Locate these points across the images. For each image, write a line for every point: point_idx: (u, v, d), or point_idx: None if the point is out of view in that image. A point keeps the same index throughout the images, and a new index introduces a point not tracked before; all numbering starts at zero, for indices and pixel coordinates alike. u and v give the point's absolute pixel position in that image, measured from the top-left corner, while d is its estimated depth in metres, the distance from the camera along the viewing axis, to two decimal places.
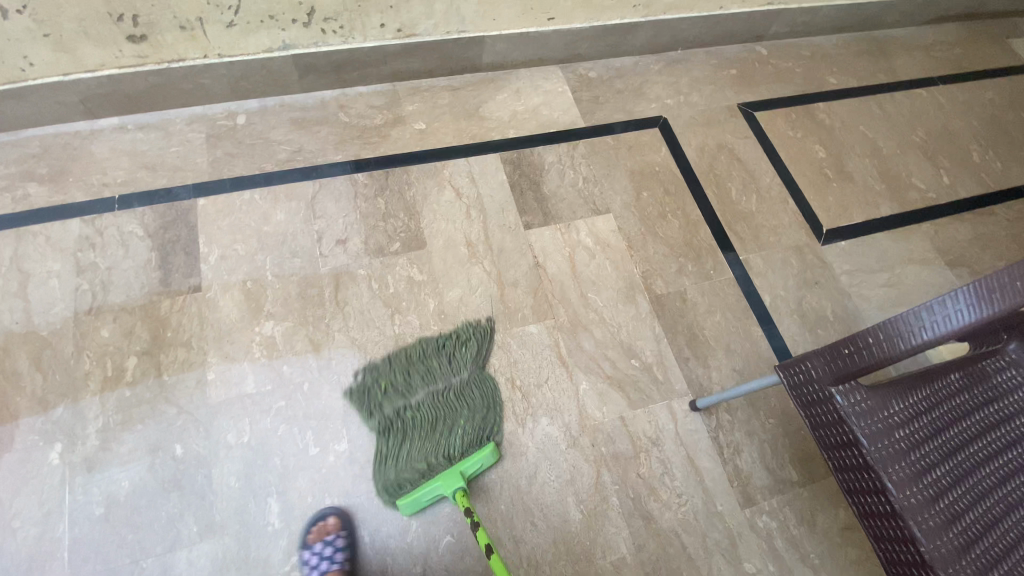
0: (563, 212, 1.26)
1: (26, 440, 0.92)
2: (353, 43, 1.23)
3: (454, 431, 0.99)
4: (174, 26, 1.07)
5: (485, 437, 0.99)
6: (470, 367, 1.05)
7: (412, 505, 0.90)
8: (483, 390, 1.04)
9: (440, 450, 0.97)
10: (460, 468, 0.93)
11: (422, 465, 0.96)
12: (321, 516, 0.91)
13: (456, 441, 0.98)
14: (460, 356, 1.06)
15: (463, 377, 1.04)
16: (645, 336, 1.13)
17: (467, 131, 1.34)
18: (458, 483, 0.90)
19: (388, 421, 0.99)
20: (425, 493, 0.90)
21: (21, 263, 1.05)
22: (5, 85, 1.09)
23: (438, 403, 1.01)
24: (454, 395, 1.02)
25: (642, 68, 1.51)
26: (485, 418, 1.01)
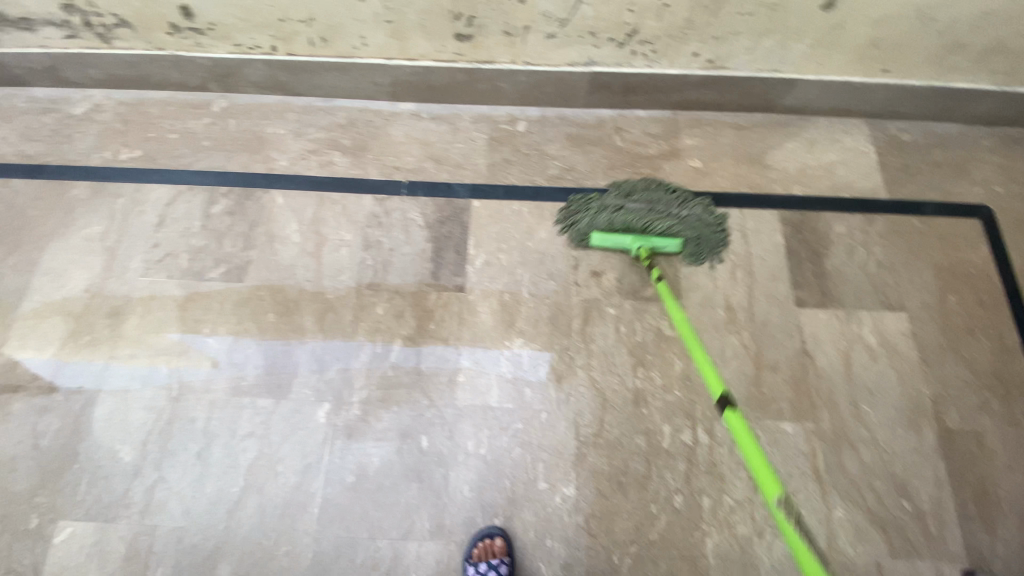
0: (845, 297, 1.09)
1: (300, 391, 1.02)
2: (657, 68, 1.16)
3: (660, 223, 1.07)
4: (499, 30, 1.08)
5: (684, 236, 1.08)
6: (696, 202, 1.09)
7: (601, 241, 1.09)
8: (699, 220, 1.08)
9: (643, 224, 1.08)
10: (651, 240, 1.07)
11: (621, 225, 1.09)
12: (487, 534, 0.91)
13: (658, 224, 1.07)
14: (689, 195, 1.10)
15: (687, 211, 1.08)
16: (925, 475, 0.96)
17: (745, 178, 1.20)
18: (645, 243, 1.07)
19: (604, 198, 1.10)
20: (615, 240, 1.08)
21: (319, 225, 1.15)
22: (336, 58, 1.17)
23: (656, 195, 1.09)
24: (672, 197, 1.09)
25: (969, 140, 1.25)
26: (691, 230, 1.08)
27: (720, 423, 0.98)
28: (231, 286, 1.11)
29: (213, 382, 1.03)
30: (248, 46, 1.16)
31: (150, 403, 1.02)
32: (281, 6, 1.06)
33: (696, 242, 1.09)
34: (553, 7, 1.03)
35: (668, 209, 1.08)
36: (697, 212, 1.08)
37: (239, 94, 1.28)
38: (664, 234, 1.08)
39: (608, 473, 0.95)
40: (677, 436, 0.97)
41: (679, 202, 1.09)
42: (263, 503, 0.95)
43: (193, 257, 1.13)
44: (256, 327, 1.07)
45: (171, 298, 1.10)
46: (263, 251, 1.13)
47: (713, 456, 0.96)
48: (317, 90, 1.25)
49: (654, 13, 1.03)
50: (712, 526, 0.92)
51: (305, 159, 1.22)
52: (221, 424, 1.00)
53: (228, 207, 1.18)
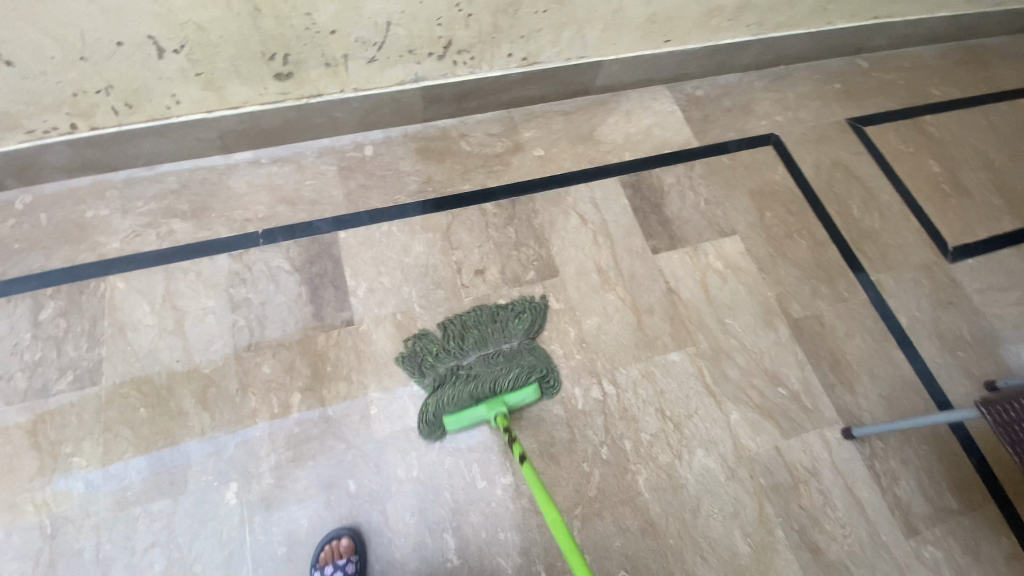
0: (690, 235, 1.24)
1: (200, 479, 0.93)
2: (480, 73, 1.24)
3: (501, 372, 1.01)
4: (320, 63, 1.09)
5: (536, 380, 1.02)
6: (522, 336, 1.08)
7: (456, 423, 0.97)
8: (536, 357, 1.05)
9: (487, 386, 1.00)
10: (504, 399, 0.99)
11: (469, 397, 0.99)
12: (335, 535, 0.90)
13: (507, 381, 1.00)
14: (503, 311, 1.10)
15: (514, 341, 1.07)
16: (789, 362, 1.13)
17: (584, 155, 1.33)
18: (500, 407, 0.97)
19: (438, 368, 1.03)
20: (470, 416, 0.97)
21: (175, 300, 1.06)
22: (150, 123, 1.09)
23: (490, 364, 1.04)
24: (503, 356, 1.05)
25: (747, 85, 1.50)
26: (535, 370, 1.03)
27: (622, 372, 1.07)
28: (85, 392, 0.98)
29: (94, 503, 0.91)
30: (42, 130, 1.05)
31: (18, 551, 0.87)
32: (71, 81, 0.98)
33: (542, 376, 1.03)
34: (366, 33, 1.06)
35: (499, 350, 1.06)
36: (527, 342, 1.07)
37: (43, 184, 1.15)
38: (516, 394, 1.01)
39: (538, 450, 0.99)
40: (588, 396, 1.04)
41: (504, 334, 1.08)
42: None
43: (31, 373, 0.99)
44: (128, 427, 0.96)
45: (14, 428, 0.95)
46: (115, 343, 1.02)
47: (624, 402, 1.04)
48: (138, 160, 1.16)
49: (461, 24, 1.11)
50: (640, 465, 0.99)
51: (140, 235, 1.12)
52: (116, 544, 0.88)
53: (61, 308, 1.05)
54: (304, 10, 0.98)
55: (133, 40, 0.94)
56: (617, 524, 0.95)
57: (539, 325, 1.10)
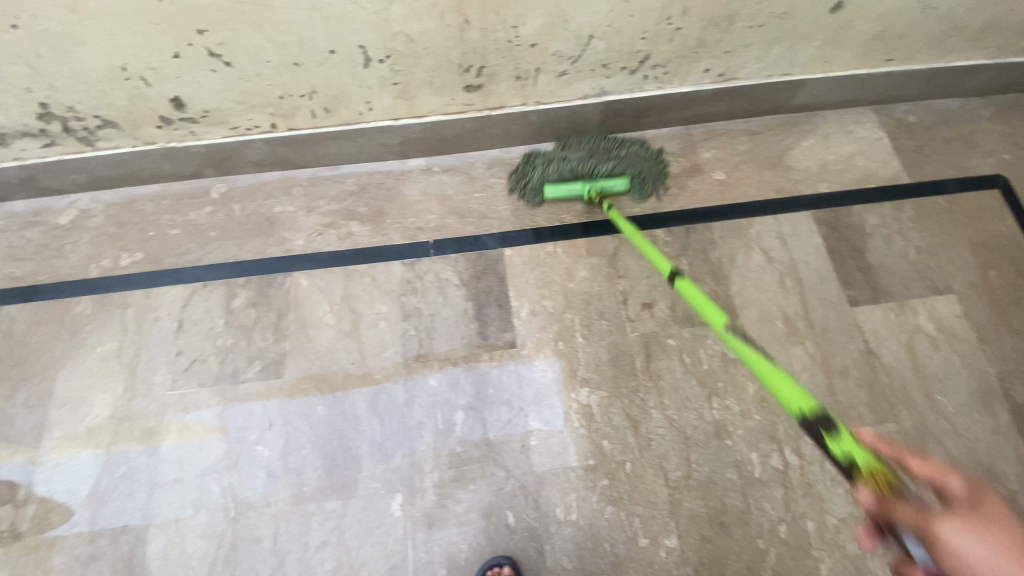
0: (894, 289, 1.08)
1: (369, 485, 0.96)
2: (669, 88, 1.15)
3: (602, 162, 1.17)
4: (510, 75, 1.05)
5: (629, 174, 1.16)
6: (634, 146, 1.19)
7: (554, 191, 1.14)
8: (637, 156, 1.18)
9: (587, 167, 1.16)
10: (600, 184, 1.15)
11: (569, 176, 1.16)
12: (494, 563, 0.89)
13: (604, 167, 1.16)
14: (626, 139, 1.21)
15: (624, 150, 1.18)
16: (1011, 456, 0.96)
17: (770, 184, 1.20)
18: (596, 184, 1.14)
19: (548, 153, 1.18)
20: (567, 188, 1.14)
21: (351, 302, 1.10)
22: (341, 127, 1.11)
23: (597, 152, 1.18)
24: (611, 145, 1.18)
25: (973, 113, 1.28)
26: (631, 166, 1.17)
27: (806, 441, 0.96)
28: (270, 384, 1.03)
29: (273, 493, 0.96)
30: (245, 126, 1.10)
31: (208, 528, 0.94)
32: (280, 84, 1.01)
33: (639, 178, 1.17)
34: (565, 46, 1.00)
35: (607, 154, 1.18)
36: (635, 149, 1.18)
37: (236, 175, 1.21)
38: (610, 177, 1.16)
39: (708, 515, 0.91)
40: (766, 463, 0.94)
41: (617, 146, 1.19)
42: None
43: (223, 358, 1.06)
44: (306, 423, 1.00)
45: (207, 409, 1.02)
46: (297, 339, 1.07)
47: (807, 477, 0.93)
48: (322, 160, 1.19)
49: (665, 38, 1.02)
50: (824, 552, 0.89)
51: (322, 234, 1.16)
52: (291, 537, 0.93)
53: (249, 298, 1.11)
54: (511, 23, 0.93)
55: (346, 47, 0.94)
56: None
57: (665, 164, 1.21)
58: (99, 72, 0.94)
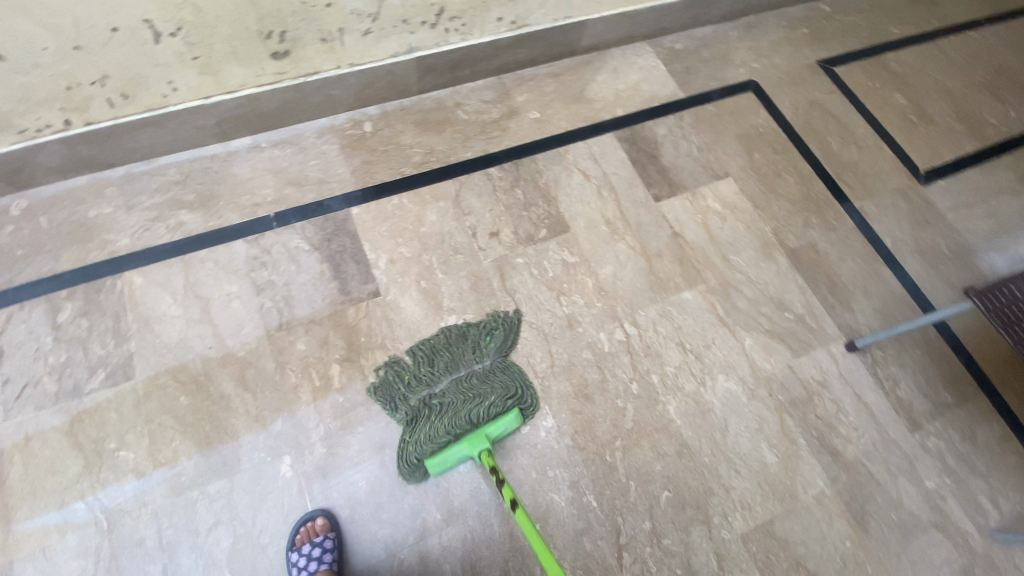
0: (688, 181, 1.30)
1: (253, 456, 0.95)
2: (471, 39, 1.26)
3: (480, 405, 0.99)
4: (315, 39, 1.09)
5: (514, 406, 0.99)
6: (493, 353, 1.06)
7: (437, 464, 0.92)
8: (497, 348, 1.07)
9: (467, 420, 0.97)
10: (486, 432, 0.96)
11: (448, 436, 0.96)
12: (309, 517, 0.91)
13: (484, 415, 0.98)
14: (478, 325, 1.09)
15: (485, 361, 1.05)
16: (791, 288, 1.20)
17: (578, 114, 1.37)
18: (484, 441, 0.94)
19: (414, 426, 0.98)
20: (451, 454, 0.93)
21: (197, 289, 1.06)
22: (147, 113, 1.08)
23: (461, 385, 1.02)
24: (477, 378, 1.03)
25: (722, 37, 1.56)
26: (514, 394, 1.01)
27: (641, 313, 1.12)
28: (120, 388, 0.97)
29: (148, 492, 0.91)
30: (35, 129, 1.02)
31: (78, 547, 0.87)
32: (64, 73, 0.95)
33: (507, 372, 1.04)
34: (361, 4, 1.06)
35: (467, 364, 1.04)
36: (497, 359, 1.05)
37: (39, 188, 1.12)
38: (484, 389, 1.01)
39: (574, 392, 1.04)
40: (612, 338, 1.09)
41: (485, 375, 1.03)
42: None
43: (59, 375, 0.98)
44: (171, 416, 0.96)
45: (51, 430, 0.94)
46: (144, 337, 1.01)
47: (646, 340, 1.10)
48: (135, 154, 1.14)
49: None
50: (669, 395, 1.05)
51: (150, 229, 1.10)
52: (179, 527, 0.89)
53: (77, 308, 1.03)
54: None
55: (129, 23, 0.92)
56: (656, 451, 1.01)
57: (512, 339, 1.08)
58: None
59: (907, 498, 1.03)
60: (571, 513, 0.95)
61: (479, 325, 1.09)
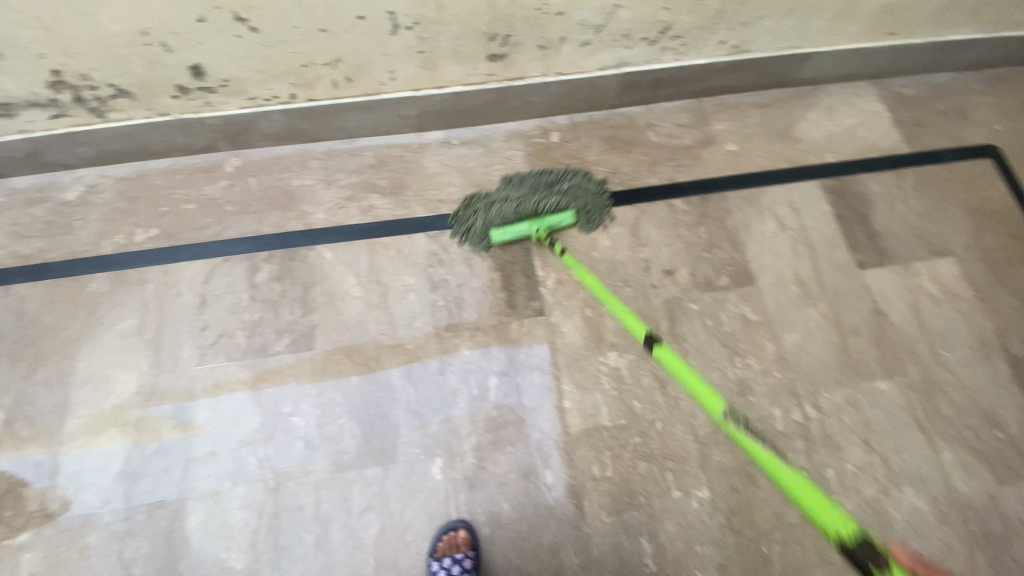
0: (899, 252, 1.15)
1: (409, 451, 0.97)
2: (684, 60, 1.18)
3: (549, 201, 1.10)
4: (534, 45, 1.06)
5: (576, 207, 1.12)
6: (576, 178, 1.14)
7: (500, 236, 1.10)
8: (583, 191, 1.13)
9: (532, 206, 1.10)
10: (546, 220, 1.11)
11: (514, 214, 1.10)
12: (450, 527, 0.92)
13: (547, 206, 1.11)
14: (569, 171, 1.15)
15: (567, 185, 1.13)
16: (1009, 404, 1.03)
17: (780, 154, 1.24)
18: (542, 225, 1.10)
19: (489, 199, 1.11)
20: (513, 231, 1.10)
21: (378, 274, 1.10)
22: (361, 98, 1.11)
23: (536, 189, 1.12)
24: (547, 180, 1.13)
25: (964, 87, 1.34)
26: (578, 201, 1.12)
27: (823, 395, 1.01)
28: (300, 356, 1.03)
29: (313, 462, 0.96)
30: (264, 97, 1.08)
31: (247, 499, 0.94)
32: (304, 51, 0.99)
33: (586, 212, 1.13)
34: (591, 15, 1.02)
35: (551, 189, 1.12)
36: (579, 183, 1.13)
37: (251, 149, 1.19)
38: (556, 211, 1.12)
39: (736, 467, 0.96)
40: (787, 417, 1.00)
41: (560, 180, 1.13)
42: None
43: (250, 332, 1.05)
44: (340, 394, 1.01)
45: (238, 383, 1.01)
46: (326, 311, 1.07)
47: (825, 428, 0.99)
48: (340, 132, 1.18)
49: (687, 8, 1.05)
50: (843, 496, 0.95)
51: (344, 208, 1.15)
52: (334, 504, 0.94)
53: (273, 272, 1.10)
54: None
55: (375, 13, 0.93)
56: (819, 554, 0.91)
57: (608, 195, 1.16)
58: (118, 36, 0.90)
59: None
60: None
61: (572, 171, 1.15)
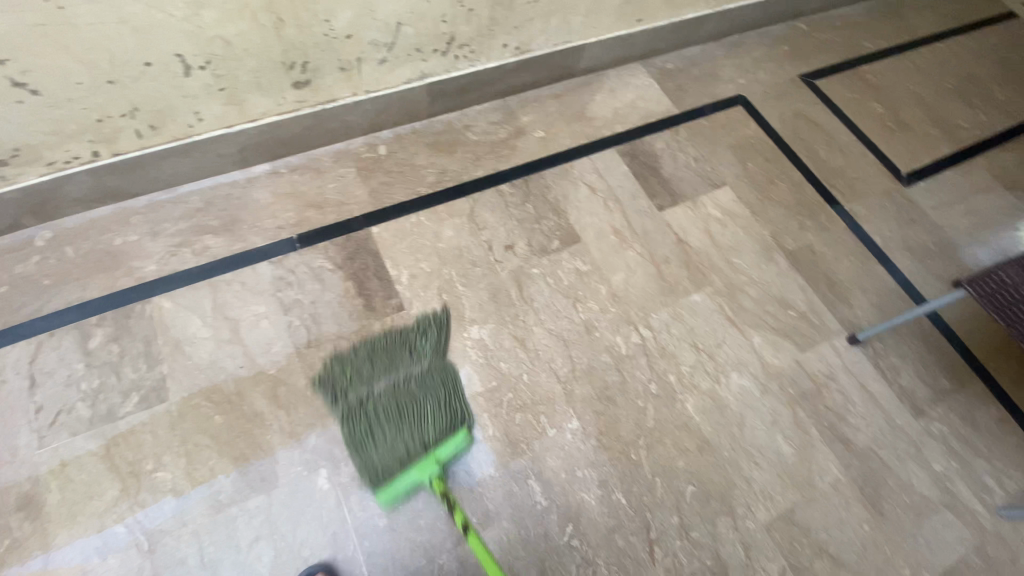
0: (688, 190, 1.37)
1: (290, 470, 0.97)
2: (478, 65, 1.34)
3: (426, 420, 1.00)
4: (334, 68, 1.15)
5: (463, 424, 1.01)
6: (431, 356, 1.08)
7: (388, 497, 0.91)
8: (449, 384, 1.05)
9: (417, 445, 0.97)
10: (435, 455, 0.95)
11: (398, 463, 0.95)
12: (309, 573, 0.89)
13: (432, 433, 0.98)
14: (424, 359, 1.08)
15: (421, 364, 1.07)
16: (793, 287, 1.27)
17: (580, 131, 1.44)
18: (433, 465, 0.93)
19: (359, 451, 0.97)
20: (402, 485, 0.92)
21: (228, 310, 1.09)
22: (172, 143, 1.12)
23: (401, 395, 1.02)
24: (416, 382, 1.04)
25: (709, 55, 1.65)
26: (452, 411, 1.02)
27: (654, 317, 1.18)
28: (156, 409, 0.99)
29: (188, 511, 0.92)
30: (64, 160, 1.05)
31: (121, 570, 0.88)
32: (97, 106, 0.99)
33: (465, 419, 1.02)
34: (378, 34, 1.13)
35: (409, 380, 1.04)
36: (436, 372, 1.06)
37: (62, 218, 1.14)
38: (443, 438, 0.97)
39: (595, 394, 1.08)
40: (629, 341, 1.14)
41: (425, 390, 1.03)
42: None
43: (93, 400, 0.99)
44: (207, 435, 0.98)
45: (89, 454, 0.95)
46: (177, 358, 1.04)
47: (661, 342, 1.15)
48: (159, 182, 1.17)
49: (463, 19, 1.20)
50: (686, 393, 1.10)
51: (178, 254, 1.14)
52: (220, 545, 0.91)
53: (110, 333, 1.05)
54: (323, 17, 1.04)
55: (163, 58, 0.96)
56: (678, 447, 1.05)
57: (443, 334, 1.11)
58: None
59: (916, 481, 1.09)
60: (602, 510, 0.98)
61: (412, 329, 1.11)
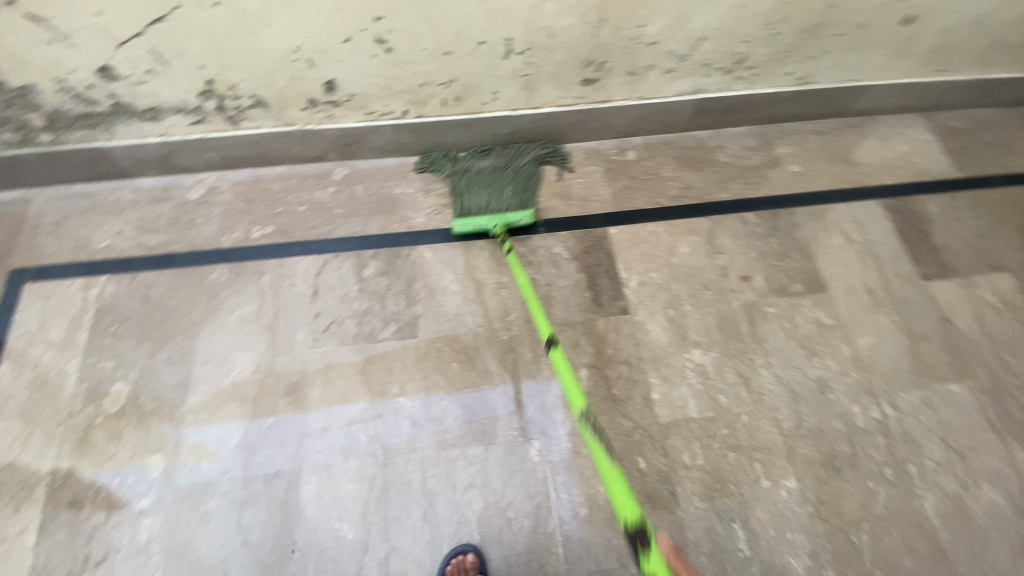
0: (961, 267, 1.22)
1: (507, 432, 1.03)
2: (754, 89, 1.30)
3: (506, 191, 1.25)
4: (624, 71, 1.20)
5: (531, 207, 1.22)
6: (527, 159, 1.30)
7: (463, 224, 1.18)
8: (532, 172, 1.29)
9: (491, 199, 1.23)
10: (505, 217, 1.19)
11: (478, 210, 1.21)
12: (459, 551, 0.93)
13: (511, 202, 1.23)
14: (523, 158, 1.30)
15: (521, 163, 1.29)
16: None
17: (841, 176, 1.34)
18: (501, 220, 1.18)
19: (455, 173, 1.27)
20: (475, 221, 1.18)
21: (474, 273, 1.19)
22: (464, 115, 1.23)
23: (497, 171, 1.27)
24: (511, 177, 1.28)
25: (1009, 121, 1.45)
26: (529, 189, 1.27)
27: (899, 395, 1.07)
28: (406, 343, 1.11)
29: (419, 440, 1.02)
30: (380, 112, 1.20)
31: (359, 472, 1.00)
32: (426, 72, 1.12)
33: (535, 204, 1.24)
34: (679, 45, 1.15)
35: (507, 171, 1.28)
36: (530, 167, 1.30)
37: (357, 159, 1.31)
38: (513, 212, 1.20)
39: (820, 459, 1.01)
40: (867, 414, 1.05)
41: (516, 165, 1.29)
42: (435, 553, 0.94)
43: (358, 321, 1.13)
44: (442, 378, 1.08)
45: (348, 364, 1.09)
46: (428, 304, 1.15)
47: (903, 425, 1.05)
48: (438, 147, 1.30)
49: (763, 42, 1.17)
50: (925, 489, 1.00)
51: (441, 213, 1.26)
52: (440, 479, 0.99)
53: (379, 268, 1.19)
54: (640, 23, 1.08)
55: (495, 40, 1.07)
56: (907, 545, 0.96)
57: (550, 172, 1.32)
58: (272, 51, 1.04)
59: None
60: None
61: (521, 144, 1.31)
